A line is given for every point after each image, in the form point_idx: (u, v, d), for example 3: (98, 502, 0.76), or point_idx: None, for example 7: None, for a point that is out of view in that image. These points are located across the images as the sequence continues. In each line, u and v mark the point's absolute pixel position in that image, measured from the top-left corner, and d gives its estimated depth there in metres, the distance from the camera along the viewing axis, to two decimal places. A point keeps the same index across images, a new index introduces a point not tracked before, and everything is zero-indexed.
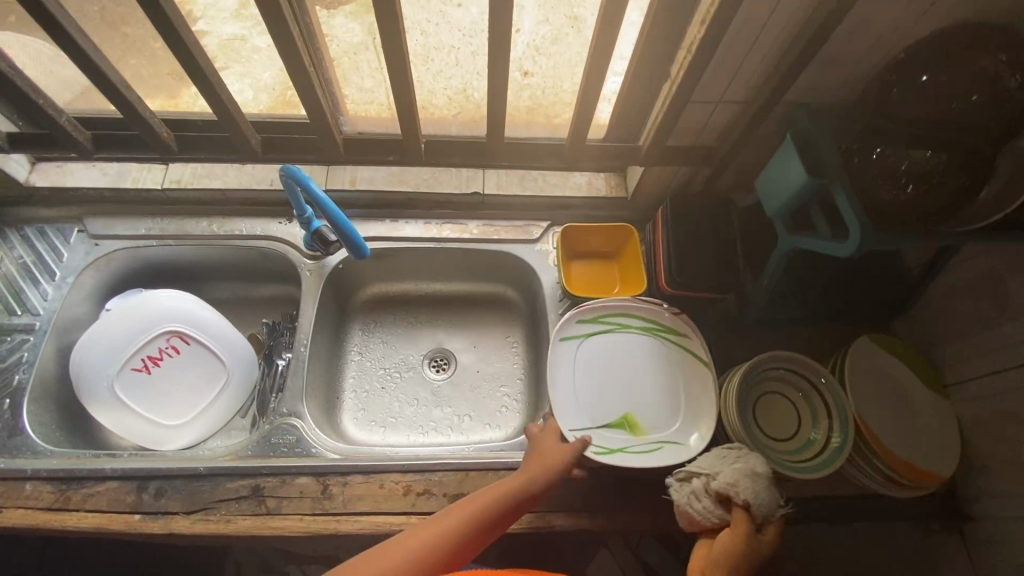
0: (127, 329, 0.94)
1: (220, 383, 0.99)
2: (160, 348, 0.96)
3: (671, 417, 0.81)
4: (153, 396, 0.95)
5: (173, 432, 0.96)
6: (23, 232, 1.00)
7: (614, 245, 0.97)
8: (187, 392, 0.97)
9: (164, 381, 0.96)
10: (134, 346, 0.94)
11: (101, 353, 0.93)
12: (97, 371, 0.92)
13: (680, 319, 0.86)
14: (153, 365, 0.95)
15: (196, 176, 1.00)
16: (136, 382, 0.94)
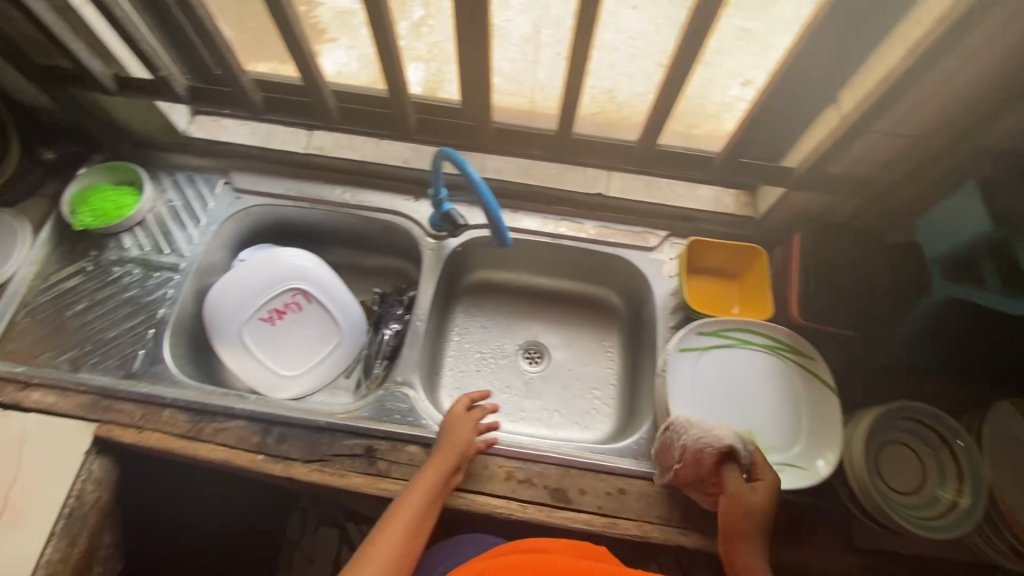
0: (258, 281, 0.99)
1: (333, 342, 1.04)
2: (285, 302, 1.01)
3: (792, 439, 0.81)
4: (272, 346, 1.01)
5: (286, 382, 1.01)
6: (174, 176, 1.07)
7: (736, 265, 0.96)
8: (303, 347, 1.03)
9: (284, 333, 1.02)
10: (263, 297, 0.99)
11: (234, 299, 0.98)
12: (229, 315, 0.98)
13: (801, 339, 0.86)
14: (277, 318, 1.00)
15: (337, 145, 1.07)
16: (260, 331, 1.00)
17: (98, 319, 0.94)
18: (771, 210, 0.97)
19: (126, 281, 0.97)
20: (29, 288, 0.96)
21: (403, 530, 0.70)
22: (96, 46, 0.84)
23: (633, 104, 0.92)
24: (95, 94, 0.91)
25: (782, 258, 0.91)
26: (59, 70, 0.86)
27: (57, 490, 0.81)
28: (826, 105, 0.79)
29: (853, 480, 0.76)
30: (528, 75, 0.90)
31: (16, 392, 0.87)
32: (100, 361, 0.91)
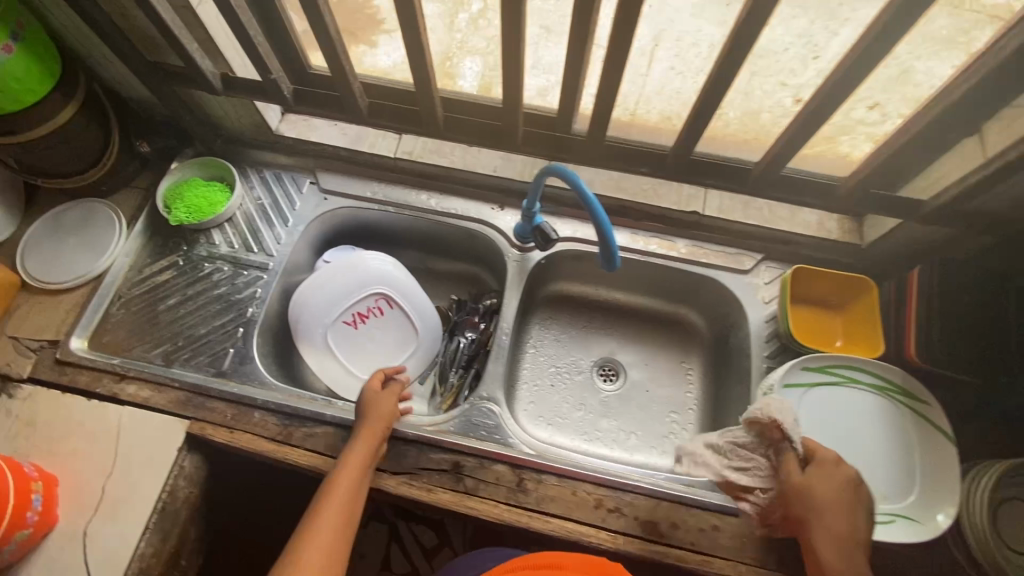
0: (344, 285, 0.99)
1: (411, 349, 1.03)
2: (368, 306, 1.01)
3: (902, 487, 0.77)
4: (354, 350, 1.01)
5: (365, 386, 1.01)
6: (262, 173, 1.06)
7: (842, 296, 0.91)
8: (382, 352, 1.02)
9: (366, 338, 1.01)
10: (348, 301, 0.99)
11: (320, 301, 0.98)
12: (314, 317, 0.98)
13: (914, 382, 0.80)
14: (360, 322, 1.00)
15: (426, 150, 1.05)
16: (343, 334, 1.00)
17: (189, 314, 0.95)
18: (882, 239, 0.91)
19: (216, 278, 0.98)
20: (124, 280, 0.98)
21: (345, 492, 0.73)
22: (207, 45, 0.84)
23: (744, 122, 0.88)
24: (197, 92, 0.93)
25: (892, 295, 0.86)
26: (170, 68, 0.89)
27: (152, 485, 0.82)
28: (967, 135, 0.74)
29: (971, 535, 0.72)
30: (636, 88, 0.86)
31: (112, 384, 0.88)
32: (191, 357, 0.92)
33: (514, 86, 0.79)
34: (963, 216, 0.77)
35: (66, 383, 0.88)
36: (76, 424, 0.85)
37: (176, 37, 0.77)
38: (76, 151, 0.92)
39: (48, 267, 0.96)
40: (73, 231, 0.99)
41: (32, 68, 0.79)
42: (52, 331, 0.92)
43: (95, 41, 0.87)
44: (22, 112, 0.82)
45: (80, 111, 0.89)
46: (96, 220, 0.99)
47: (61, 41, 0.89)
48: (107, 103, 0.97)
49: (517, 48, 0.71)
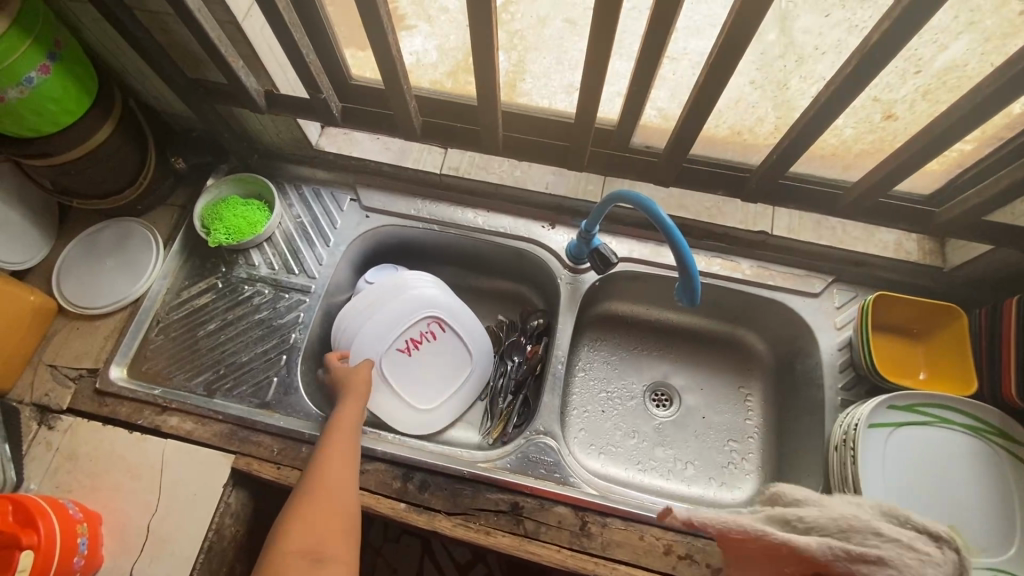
0: (394, 309, 0.93)
1: (466, 374, 0.97)
2: (421, 331, 0.95)
3: (1004, 539, 0.70)
4: (409, 379, 0.94)
5: (422, 416, 0.94)
6: (301, 190, 1.02)
7: (925, 324, 0.85)
8: (437, 379, 0.96)
9: (421, 365, 0.95)
10: (401, 326, 0.93)
11: (372, 328, 0.92)
12: (368, 345, 0.92)
13: (1011, 423, 0.75)
14: (414, 348, 0.94)
15: (474, 166, 1.00)
16: (396, 362, 0.94)
17: (230, 340, 0.91)
18: (970, 262, 0.84)
19: (256, 301, 0.94)
20: (162, 304, 0.94)
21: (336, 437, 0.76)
22: (252, 60, 0.79)
23: (824, 138, 0.81)
24: (237, 109, 0.89)
25: (984, 323, 0.80)
26: (210, 85, 0.84)
27: (198, 524, 0.78)
28: None
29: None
30: None
31: (154, 416, 0.85)
32: (234, 387, 0.88)
33: (582, 103, 0.73)
34: None
35: (106, 414, 0.85)
36: (119, 459, 0.82)
37: (222, 55, 0.72)
38: (112, 170, 0.88)
39: (84, 291, 0.92)
40: (108, 253, 0.95)
41: (69, 88, 0.75)
42: (91, 359, 0.89)
43: (132, 56, 0.82)
44: (58, 133, 0.78)
45: (116, 129, 0.85)
46: (131, 241, 0.96)
47: (96, 56, 0.84)
48: (142, 119, 0.92)
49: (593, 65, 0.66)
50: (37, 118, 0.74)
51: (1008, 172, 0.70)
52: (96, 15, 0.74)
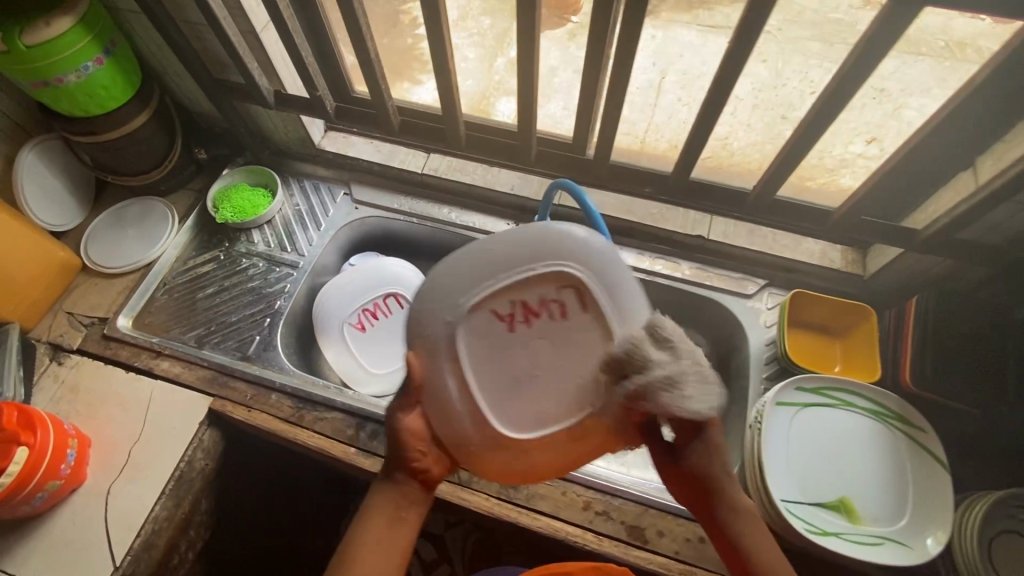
0: (502, 247, 0.58)
1: (588, 399, 0.58)
2: (545, 296, 0.58)
3: (894, 513, 0.77)
4: (498, 373, 0.58)
5: (497, 448, 0.60)
6: (302, 183, 1.17)
7: (842, 323, 0.93)
8: (539, 390, 0.58)
9: (523, 355, 0.58)
10: (507, 277, 0.57)
11: (472, 267, 0.58)
12: (446, 293, 0.59)
13: (910, 409, 0.81)
14: (520, 320, 0.57)
15: (451, 169, 1.13)
16: (479, 340, 0.58)
17: (223, 303, 1.04)
18: (884, 269, 0.93)
19: (250, 272, 1.07)
20: (169, 269, 1.08)
21: (369, 544, 0.54)
22: (266, 65, 0.96)
23: (746, 151, 0.92)
24: (252, 106, 1.06)
25: (892, 320, 0.87)
26: (231, 84, 1.02)
27: (172, 454, 0.88)
28: (962, 169, 0.75)
29: (959, 556, 0.73)
30: (643, 116, 0.95)
31: (149, 360, 0.97)
32: (221, 341, 1.00)
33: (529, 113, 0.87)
34: (961, 245, 0.78)
35: (109, 356, 0.97)
36: (113, 393, 0.94)
37: (240, 57, 0.89)
38: (143, 152, 1.04)
39: (106, 253, 1.07)
40: (131, 224, 1.10)
41: (117, 78, 0.92)
42: (103, 309, 1.02)
43: (171, 59, 1.00)
44: (105, 116, 0.95)
45: (152, 117, 1.02)
46: (152, 215, 1.11)
47: (142, 57, 1.03)
48: (174, 113, 1.10)
49: (532, 73, 0.79)
50: (89, 99, 0.91)
51: (893, 181, 0.80)
52: (146, 22, 0.92)
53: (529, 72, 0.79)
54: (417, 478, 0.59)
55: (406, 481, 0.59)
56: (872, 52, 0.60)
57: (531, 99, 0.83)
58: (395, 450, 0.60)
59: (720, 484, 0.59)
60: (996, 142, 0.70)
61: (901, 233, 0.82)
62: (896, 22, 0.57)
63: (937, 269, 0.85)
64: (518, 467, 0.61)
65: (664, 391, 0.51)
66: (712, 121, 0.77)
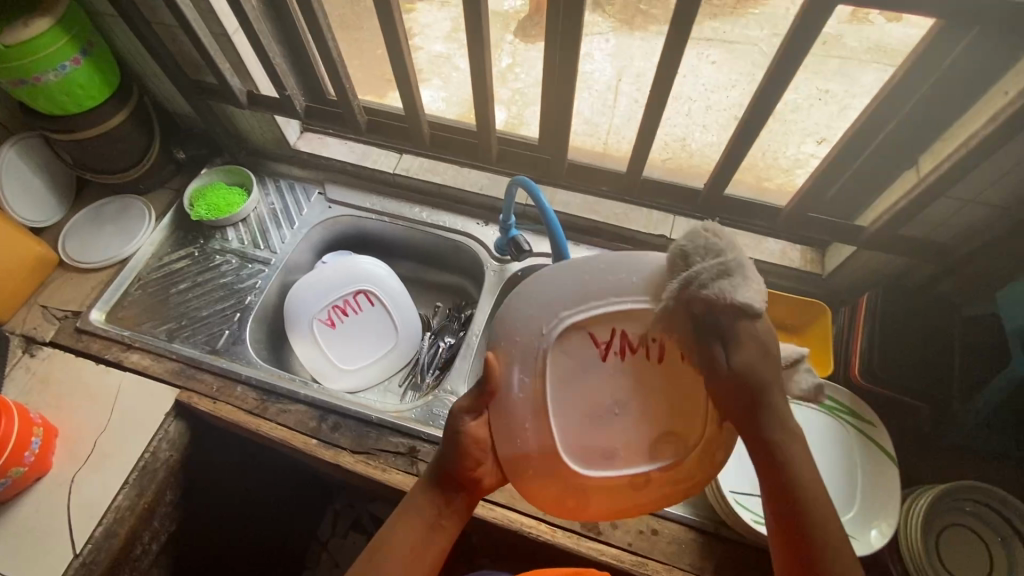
0: (606, 275, 0.57)
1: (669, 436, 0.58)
2: (639, 333, 0.57)
3: (844, 505, 0.76)
4: (570, 396, 0.58)
5: (559, 476, 0.58)
6: (278, 183, 1.20)
7: (800, 320, 0.94)
8: (613, 425, 0.58)
9: (602, 385, 0.58)
10: (613, 305, 0.56)
11: (574, 287, 0.57)
12: (546, 306, 0.57)
13: (861, 402, 0.81)
14: (610, 353, 0.57)
15: (422, 169, 1.16)
16: (569, 360, 0.57)
17: (195, 298, 1.06)
18: (841, 267, 0.94)
19: (223, 268, 1.10)
20: (145, 265, 1.10)
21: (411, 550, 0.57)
22: (238, 66, 0.99)
23: (705, 152, 0.96)
24: (227, 107, 1.09)
25: (846, 317, 0.88)
26: (205, 85, 1.04)
27: (137, 444, 0.89)
28: (905, 167, 0.77)
29: (908, 557, 0.71)
30: (605, 118, 1.00)
31: (120, 353, 0.99)
32: (191, 335, 1.02)
33: (486, 111, 0.89)
34: (906, 241, 0.80)
35: (80, 348, 0.99)
36: (83, 384, 0.95)
37: (212, 58, 0.92)
38: (121, 151, 1.07)
39: (82, 249, 1.09)
40: (109, 221, 1.13)
41: (94, 78, 0.95)
42: (77, 303, 1.04)
43: (148, 60, 1.03)
44: (82, 115, 0.97)
45: (129, 117, 1.04)
46: (129, 213, 1.14)
47: (121, 60, 1.06)
48: (153, 115, 1.12)
49: (485, 72, 0.83)
50: (67, 98, 0.93)
51: (841, 179, 0.82)
52: (122, 24, 0.95)
53: (483, 68, 0.82)
54: (465, 488, 0.60)
55: (455, 489, 0.60)
56: (797, 51, 0.63)
57: (486, 96, 0.86)
58: (449, 452, 0.59)
59: (767, 402, 0.51)
60: (934, 140, 0.72)
61: (849, 230, 0.84)
62: (817, 18, 0.59)
63: (889, 265, 0.87)
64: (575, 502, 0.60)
65: (713, 284, 0.50)
66: (659, 120, 0.79)
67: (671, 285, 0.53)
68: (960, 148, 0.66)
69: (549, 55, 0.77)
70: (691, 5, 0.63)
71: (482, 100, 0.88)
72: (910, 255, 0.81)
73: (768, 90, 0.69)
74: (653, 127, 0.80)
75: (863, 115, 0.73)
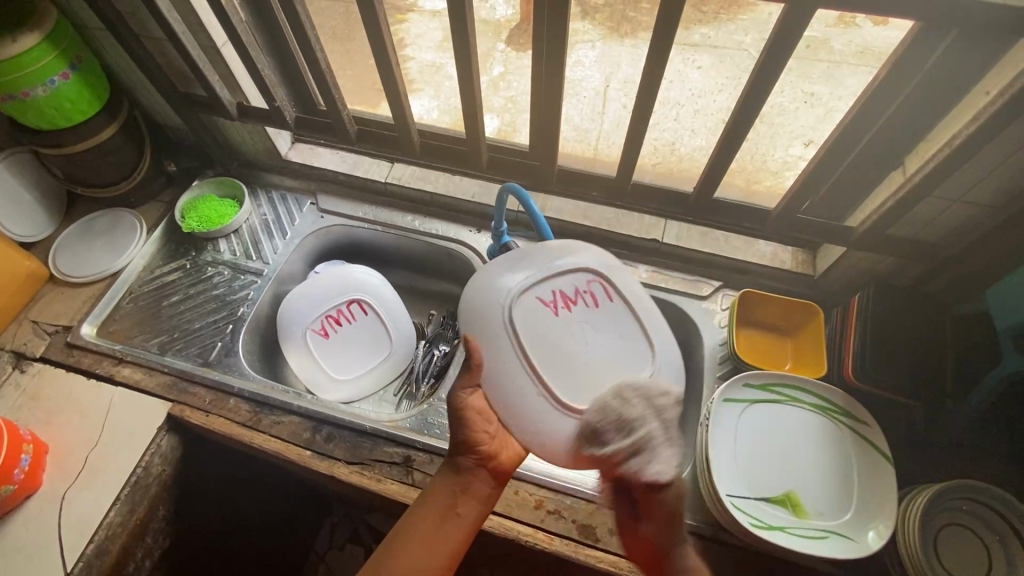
0: (544, 255, 0.81)
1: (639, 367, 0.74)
2: (577, 288, 0.79)
3: (841, 507, 0.76)
4: (546, 345, 0.74)
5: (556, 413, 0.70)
6: (270, 194, 1.20)
7: (792, 321, 0.95)
8: (586, 359, 0.74)
9: (568, 330, 0.76)
10: (554, 274, 0.79)
11: (511, 267, 0.79)
12: (491, 293, 0.78)
13: (856, 404, 0.81)
14: (562, 305, 0.77)
15: (414, 178, 1.16)
16: (530, 317, 0.76)
17: (187, 310, 1.06)
18: (832, 268, 0.94)
19: (215, 280, 1.09)
20: (136, 278, 1.10)
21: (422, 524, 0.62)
22: (228, 79, 1.00)
23: (694, 157, 0.96)
24: (218, 119, 1.09)
25: (838, 318, 0.88)
26: (194, 97, 1.04)
27: (128, 459, 0.88)
28: (893, 168, 0.77)
29: (904, 552, 0.71)
30: (594, 124, 1.01)
31: (111, 367, 0.98)
32: (183, 348, 1.01)
33: (475, 120, 0.90)
34: (895, 241, 0.81)
35: (71, 363, 0.98)
36: (74, 400, 0.94)
37: (200, 70, 0.92)
38: (111, 164, 1.06)
39: (73, 263, 1.09)
40: (100, 234, 1.12)
41: (83, 92, 0.95)
42: (68, 317, 1.04)
43: (137, 74, 1.03)
44: (71, 128, 0.97)
45: (119, 130, 1.04)
46: (120, 226, 1.13)
47: (111, 74, 1.06)
48: (144, 127, 1.12)
49: (474, 82, 0.84)
50: (56, 113, 0.93)
51: (829, 181, 0.83)
52: (111, 38, 0.95)
53: (471, 77, 0.83)
54: (478, 469, 0.67)
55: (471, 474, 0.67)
56: (781, 55, 0.64)
57: (474, 105, 0.87)
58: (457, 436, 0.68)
59: (674, 549, 0.61)
60: (918, 141, 0.72)
61: (839, 231, 0.85)
62: (800, 20, 0.60)
63: (879, 265, 0.87)
64: (568, 453, 0.70)
65: (635, 456, 0.61)
66: (647, 126, 0.80)
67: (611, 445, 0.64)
68: (946, 148, 0.66)
69: (536, 62, 0.77)
70: (673, 13, 0.64)
71: (471, 108, 0.88)
72: (899, 255, 0.81)
73: (754, 95, 0.69)
74: (641, 133, 0.81)
75: (849, 118, 0.74)
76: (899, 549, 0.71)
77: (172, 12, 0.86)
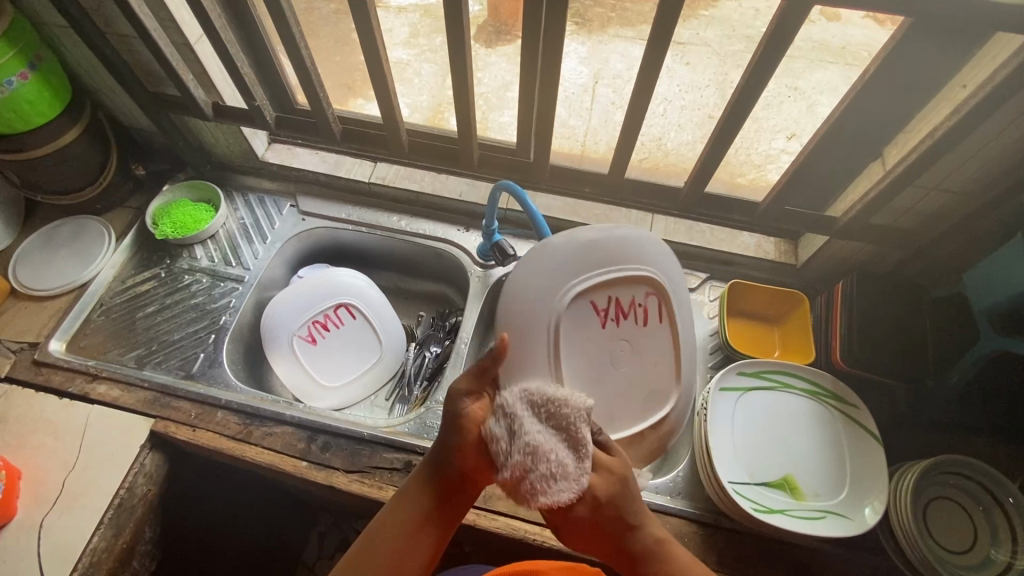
0: (623, 248, 0.70)
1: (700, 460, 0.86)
2: (633, 298, 0.72)
3: (835, 488, 0.79)
4: (594, 356, 0.72)
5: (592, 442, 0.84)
6: (246, 197, 1.15)
7: (778, 309, 0.97)
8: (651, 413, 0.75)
9: (614, 341, 0.72)
10: (598, 281, 0.70)
11: (580, 258, 0.69)
12: (545, 293, 0.69)
13: (844, 387, 0.84)
14: (615, 314, 0.72)
15: (399, 177, 1.13)
16: (578, 328, 0.71)
17: (165, 321, 1.01)
18: (815, 257, 0.96)
19: (194, 288, 1.05)
20: (107, 289, 1.04)
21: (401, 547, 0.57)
22: (202, 77, 0.96)
23: (680, 151, 1.00)
24: (191, 119, 1.04)
25: (823, 305, 0.91)
26: (167, 98, 1.00)
27: (110, 479, 0.84)
28: (872, 159, 0.81)
29: (901, 534, 0.73)
30: (583, 121, 1.03)
31: (85, 384, 0.92)
32: (163, 361, 0.97)
33: (466, 120, 0.90)
34: (874, 229, 0.84)
35: (40, 382, 0.93)
36: (46, 421, 0.89)
37: (174, 68, 0.89)
38: (76, 169, 1.00)
39: (36, 275, 1.03)
40: (64, 244, 1.06)
41: (43, 93, 0.89)
42: (33, 334, 0.98)
43: (103, 73, 0.98)
44: (31, 133, 0.91)
45: (82, 133, 0.98)
46: (85, 233, 1.07)
47: (71, 73, 1.00)
48: (108, 129, 1.06)
49: (467, 82, 0.84)
50: (14, 115, 0.87)
51: (811, 173, 0.86)
52: (74, 36, 0.91)
53: (463, 74, 0.83)
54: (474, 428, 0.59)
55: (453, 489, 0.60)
56: (775, 48, 0.66)
57: (468, 104, 0.87)
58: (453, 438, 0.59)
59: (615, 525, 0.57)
60: (896, 133, 0.76)
61: (822, 221, 0.88)
62: (795, 14, 0.62)
63: (861, 254, 0.90)
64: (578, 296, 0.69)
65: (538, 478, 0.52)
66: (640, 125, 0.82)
67: (641, 293, 0.71)
68: (927, 141, 0.70)
69: (529, 61, 0.77)
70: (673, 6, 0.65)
71: (464, 105, 0.88)
72: (879, 242, 0.85)
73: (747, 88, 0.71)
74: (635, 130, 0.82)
75: (835, 113, 0.77)
76: (891, 525, 0.75)
77: (143, 8, 0.82)
